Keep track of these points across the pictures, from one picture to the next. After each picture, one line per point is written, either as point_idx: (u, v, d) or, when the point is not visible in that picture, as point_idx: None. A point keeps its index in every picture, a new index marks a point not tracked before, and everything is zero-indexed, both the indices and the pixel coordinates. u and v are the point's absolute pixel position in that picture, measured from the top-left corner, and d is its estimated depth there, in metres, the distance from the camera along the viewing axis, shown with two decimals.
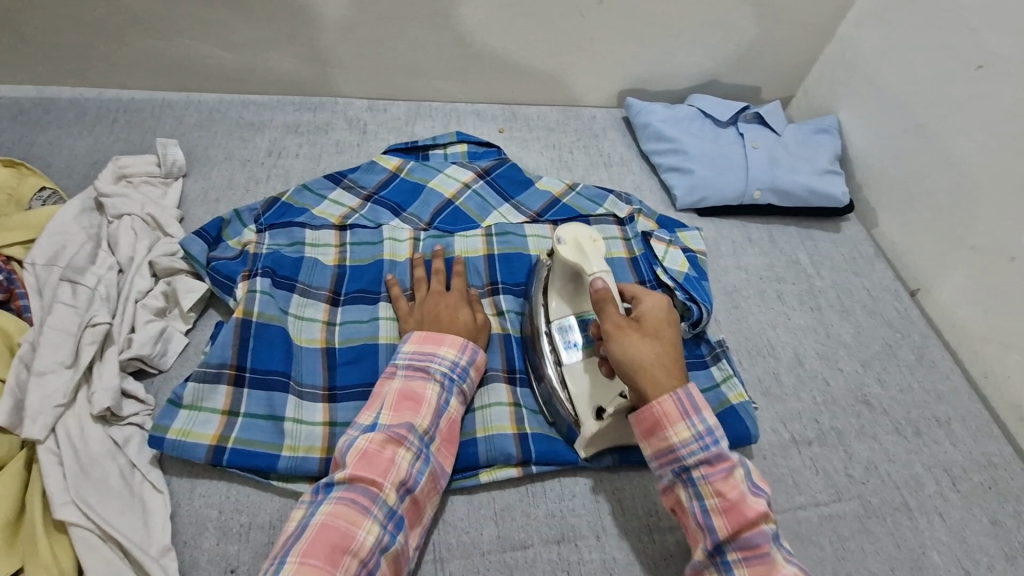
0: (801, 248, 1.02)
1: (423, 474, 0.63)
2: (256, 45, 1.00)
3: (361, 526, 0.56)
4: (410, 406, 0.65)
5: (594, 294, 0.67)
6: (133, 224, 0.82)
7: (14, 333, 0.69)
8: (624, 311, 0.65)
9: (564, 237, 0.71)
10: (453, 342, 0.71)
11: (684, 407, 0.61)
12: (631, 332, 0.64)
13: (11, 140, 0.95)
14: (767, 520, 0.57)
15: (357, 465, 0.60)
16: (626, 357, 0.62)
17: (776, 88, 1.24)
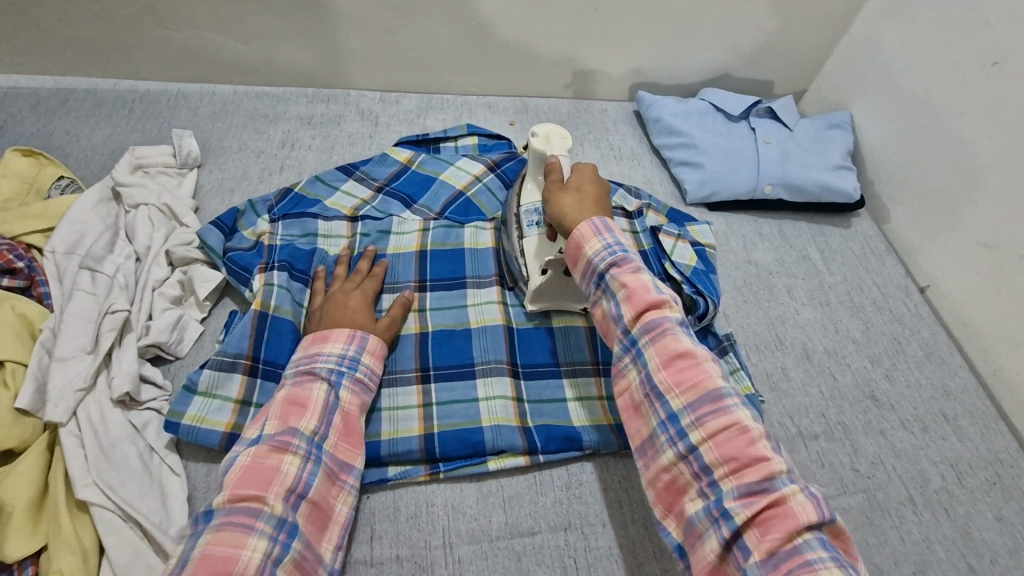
0: (811, 243, 1.02)
1: (315, 476, 0.60)
2: (269, 37, 1.01)
3: (244, 545, 0.53)
4: (295, 410, 0.63)
5: (576, 247, 0.66)
6: (149, 214, 0.83)
7: (36, 319, 0.70)
8: (594, 245, 0.65)
9: (540, 130, 0.80)
10: (337, 335, 0.70)
11: (705, 411, 0.55)
12: (601, 264, 0.64)
13: (30, 130, 0.97)
14: (761, 439, 0.53)
15: (235, 484, 0.57)
16: (557, 210, 0.70)
17: (788, 83, 1.23)
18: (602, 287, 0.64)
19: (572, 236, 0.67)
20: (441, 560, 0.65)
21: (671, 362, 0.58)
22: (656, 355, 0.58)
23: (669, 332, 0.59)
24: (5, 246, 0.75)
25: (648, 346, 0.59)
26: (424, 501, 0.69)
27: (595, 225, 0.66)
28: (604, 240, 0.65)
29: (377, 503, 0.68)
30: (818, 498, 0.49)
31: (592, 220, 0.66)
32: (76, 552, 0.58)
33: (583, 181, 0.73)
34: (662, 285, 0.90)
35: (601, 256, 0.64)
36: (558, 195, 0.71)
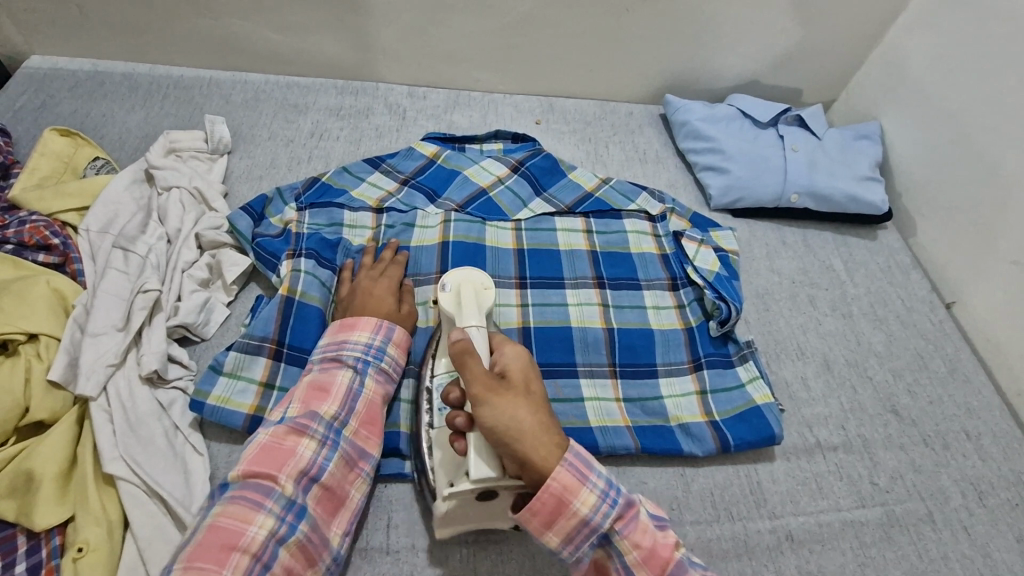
0: (836, 253, 1.01)
1: (330, 461, 0.62)
2: (302, 27, 1.02)
3: (252, 522, 0.55)
4: (316, 395, 0.65)
5: (560, 499, 0.56)
6: (181, 197, 0.85)
7: (69, 295, 0.71)
8: (482, 406, 0.59)
9: (449, 284, 0.72)
10: (366, 325, 0.71)
11: (659, 563, 0.57)
12: (495, 425, 0.59)
13: (67, 111, 0.99)
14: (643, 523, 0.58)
15: (253, 461, 0.59)
16: (501, 421, 0.57)
17: (818, 92, 1.22)
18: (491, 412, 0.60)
19: (508, 455, 0.57)
20: (456, 550, 0.66)
21: (630, 543, 0.57)
22: (550, 468, 0.58)
23: (633, 511, 0.58)
24: (42, 223, 0.76)
25: (604, 510, 0.57)
26: None
27: (576, 466, 0.57)
28: (595, 480, 0.57)
29: (396, 491, 0.69)
30: (687, 560, 0.57)
31: (567, 459, 0.57)
32: (101, 523, 0.60)
33: (519, 374, 0.62)
34: (684, 290, 0.91)
35: (599, 482, 0.57)
36: (496, 399, 0.58)
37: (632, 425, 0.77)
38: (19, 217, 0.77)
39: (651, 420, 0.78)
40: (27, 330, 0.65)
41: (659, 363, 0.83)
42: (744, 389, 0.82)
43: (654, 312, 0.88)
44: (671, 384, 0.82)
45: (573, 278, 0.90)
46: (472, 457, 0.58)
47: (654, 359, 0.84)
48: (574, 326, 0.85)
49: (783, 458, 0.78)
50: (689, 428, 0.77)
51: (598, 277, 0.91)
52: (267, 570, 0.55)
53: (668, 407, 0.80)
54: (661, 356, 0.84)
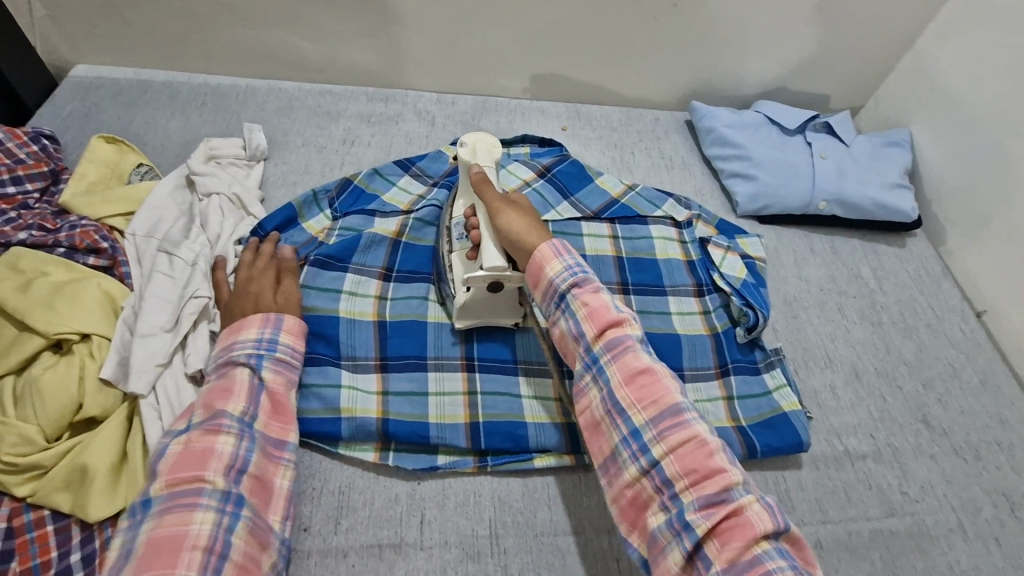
0: (864, 261, 1.01)
1: (252, 452, 0.61)
2: (336, 36, 1.05)
3: (192, 521, 0.55)
4: (219, 395, 0.63)
5: (539, 266, 0.66)
6: (221, 204, 0.88)
7: (118, 297, 0.74)
8: (555, 266, 0.65)
9: (467, 140, 0.76)
10: (251, 321, 0.70)
11: (661, 417, 0.58)
12: (562, 285, 0.65)
13: (111, 118, 1.03)
14: (718, 451, 0.57)
15: (174, 471, 0.58)
16: (511, 227, 0.68)
17: (845, 98, 1.21)
18: (562, 308, 0.65)
19: (533, 257, 0.67)
20: (487, 549, 0.67)
21: (634, 378, 0.60)
22: (618, 373, 0.61)
23: (631, 349, 0.61)
24: (92, 227, 0.80)
25: (595, 337, 0.63)
26: (472, 492, 0.71)
27: (555, 245, 0.67)
28: (565, 259, 0.66)
29: (428, 490, 0.71)
30: (773, 507, 0.54)
31: (551, 241, 0.67)
32: None
33: (519, 197, 0.73)
34: (710, 296, 0.91)
35: (569, 260, 0.66)
36: (507, 211, 0.69)
37: None
38: (69, 221, 0.81)
39: None
40: (81, 330, 0.69)
41: (686, 366, 0.84)
42: (771, 397, 0.82)
43: (679, 317, 0.89)
44: (697, 390, 0.82)
45: (599, 283, 0.91)
46: (486, 249, 0.70)
47: (680, 363, 0.84)
48: None
49: (812, 465, 0.78)
50: (718, 433, 0.77)
51: (624, 283, 0.92)
52: (225, 559, 0.55)
53: (694, 412, 0.80)
54: (687, 361, 0.84)
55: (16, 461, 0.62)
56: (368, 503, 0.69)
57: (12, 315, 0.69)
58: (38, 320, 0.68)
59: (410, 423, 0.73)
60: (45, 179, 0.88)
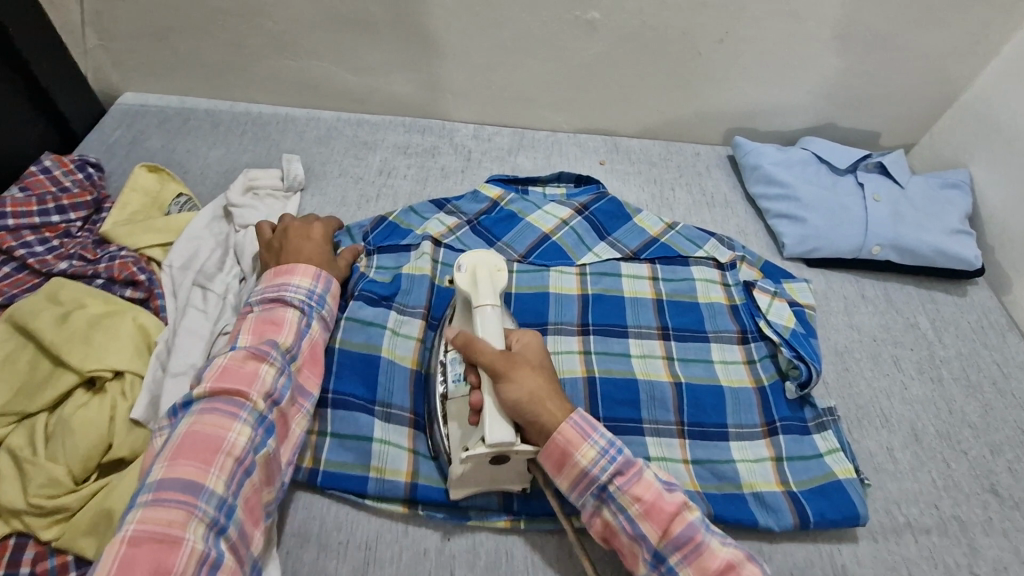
0: (921, 310, 0.95)
1: (288, 388, 0.65)
2: (377, 68, 1.05)
3: (229, 429, 0.58)
4: (270, 330, 0.68)
5: (551, 445, 0.62)
6: (258, 235, 0.87)
7: (153, 332, 0.73)
8: (573, 440, 0.61)
9: (465, 264, 0.69)
10: (304, 271, 0.74)
11: (701, 566, 0.58)
12: (589, 465, 0.61)
13: (155, 146, 1.04)
14: (751, 565, 0.58)
15: (219, 379, 0.61)
16: (521, 395, 0.61)
17: (898, 136, 1.16)
18: (591, 484, 0.62)
19: (552, 438, 0.62)
20: None
21: (655, 514, 0.60)
22: (640, 514, 0.60)
23: (642, 477, 0.61)
24: (130, 259, 0.80)
25: (623, 494, 0.61)
26: (504, 551, 0.67)
27: (580, 424, 0.62)
28: (596, 438, 0.62)
29: (457, 546, 0.67)
30: None
31: (573, 417, 0.62)
32: None
33: (533, 359, 0.65)
34: (755, 345, 0.87)
35: (600, 439, 0.62)
36: (517, 373, 0.61)
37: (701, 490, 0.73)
38: (109, 251, 0.81)
39: (722, 486, 0.74)
40: (115, 367, 0.68)
41: (730, 423, 0.79)
42: (823, 460, 0.76)
43: (722, 366, 0.84)
44: (742, 448, 0.77)
45: (638, 327, 0.87)
46: (487, 420, 0.60)
47: (724, 420, 0.79)
48: (639, 378, 0.82)
49: (869, 538, 0.72)
50: (764, 497, 0.73)
51: (664, 327, 0.88)
52: (248, 475, 0.58)
53: (740, 473, 0.75)
54: (732, 418, 0.79)
55: (43, 502, 0.60)
56: (396, 558, 0.66)
57: (48, 348, 0.69)
58: (72, 356, 0.67)
59: (440, 483, 0.69)
60: (88, 208, 0.89)
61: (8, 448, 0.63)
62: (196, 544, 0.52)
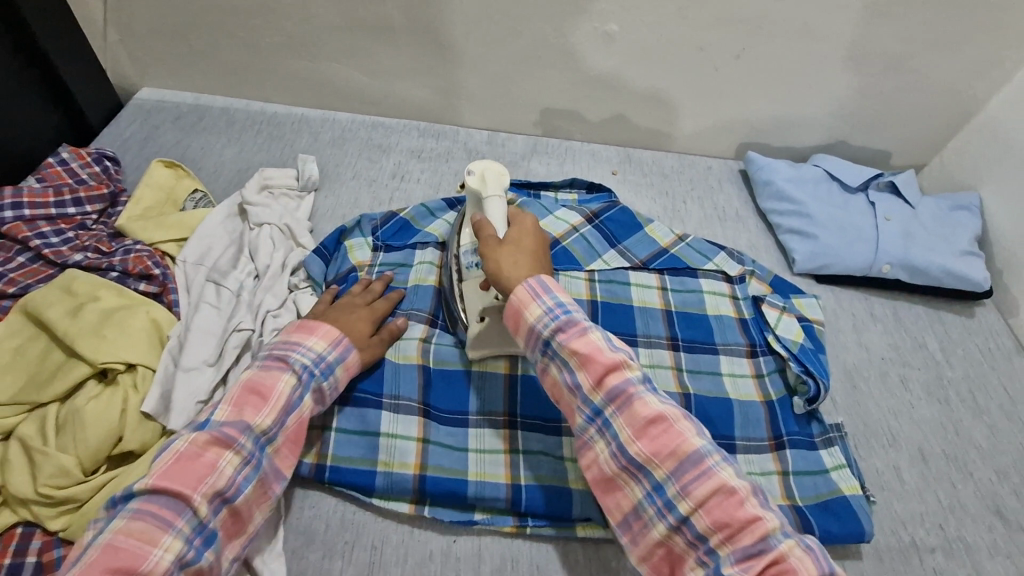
0: (929, 330, 0.96)
1: (247, 482, 0.58)
2: (394, 72, 1.06)
3: (155, 545, 0.52)
4: (252, 400, 0.61)
5: (517, 311, 0.64)
6: (272, 234, 0.87)
7: (165, 326, 0.74)
8: (534, 311, 0.62)
9: (475, 169, 0.76)
10: (324, 334, 0.68)
11: (696, 487, 0.55)
12: (546, 331, 0.62)
13: (171, 141, 1.05)
14: (750, 498, 0.54)
15: (167, 474, 0.55)
16: (495, 265, 0.67)
17: (908, 157, 1.17)
18: (549, 354, 0.62)
19: (511, 298, 0.64)
20: None
21: (646, 430, 0.57)
22: (626, 427, 0.57)
23: (637, 398, 0.58)
24: (145, 253, 0.81)
25: (616, 417, 0.58)
26: (510, 557, 0.67)
27: (532, 286, 0.63)
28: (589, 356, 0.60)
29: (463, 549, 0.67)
30: (814, 549, 0.52)
31: (528, 280, 0.64)
32: None
33: (523, 232, 0.71)
34: (764, 359, 0.87)
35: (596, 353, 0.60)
36: (500, 253, 0.68)
37: None
38: (124, 245, 0.82)
39: None
40: (127, 360, 0.68)
41: (737, 436, 0.79)
42: (829, 476, 0.77)
43: (731, 380, 0.85)
44: (749, 462, 0.77)
45: (647, 336, 0.87)
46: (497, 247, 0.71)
47: (732, 432, 0.79)
48: None
49: (874, 557, 0.72)
50: None
51: (673, 338, 0.88)
52: None
53: None
54: (739, 431, 0.80)
55: (53, 492, 0.60)
56: (402, 560, 0.66)
57: (61, 339, 0.69)
58: (85, 348, 0.67)
59: (447, 480, 0.69)
60: (103, 201, 0.90)
61: (19, 437, 0.63)
62: (227, 472, 0.57)
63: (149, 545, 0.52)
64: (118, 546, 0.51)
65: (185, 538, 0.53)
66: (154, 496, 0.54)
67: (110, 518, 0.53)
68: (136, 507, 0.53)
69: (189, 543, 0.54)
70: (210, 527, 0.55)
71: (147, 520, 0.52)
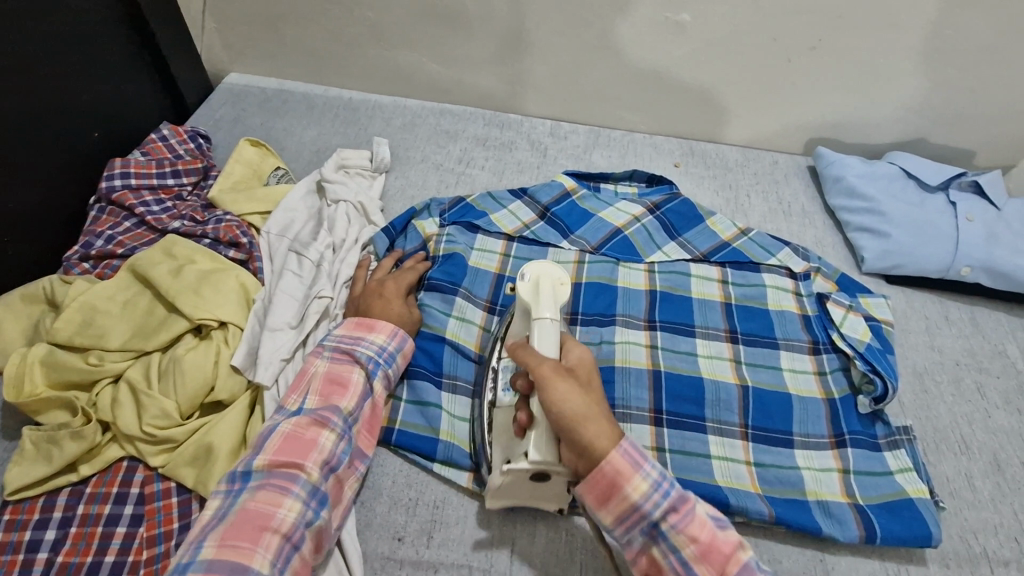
0: (1010, 338, 0.92)
1: (346, 453, 0.64)
2: (464, 60, 1.09)
3: (280, 506, 0.57)
4: (335, 389, 0.67)
5: (613, 483, 0.57)
6: (348, 210, 0.92)
7: (252, 289, 0.80)
8: (639, 487, 0.57)
9: (529, 272, 0.70)
10: (383, 328, 0.73)
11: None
12: (653, 513, 0.57)
13: (256, 123, 1.12)
14: (739, 545, 0.58)
15: (279, 450, 0.61)
16: (566, 409, 0.58)
17: (995, 156, 1.11)
18: (654, 536, 0.58)
19: (601, 468, 0.58)
20: None
21: (682, 514, 0.57)
22: (676, 523, 0.57)
23: (694, 516, 0.57)
24: (235, 223, 0.87)
25: (677, 534, 0.57)
26: (565, 529, 0.69)
27: (631, 454, 0.58)
28: (648, 470, 0.58)
29: (519, 517, 0.70)
30: None
31: (622, 445, 0.58)
32: None
33: (583, 373, 0.63)
34: (827, 356, 0.85)
35: (652, 471, 0.58)
36: (562, 385, 0.59)
37: (763, 493, 0.73)
38: (216, 215, 0.89)
39: (785, 490, 0.74)
40: (220, 318, 0.75)
41: (796, 432, 0.78)
42: (893, 478, 0.75)
43: (791, 375, 0.83)
44: (809, 458, 0.77)
45: (705, 328, 0.87)
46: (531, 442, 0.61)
47: (791, 428, 0.79)
48: (705, 378, 0.82)
49: (940, 563, 0.71)
50: (831, 509, 0.72)
51: (732, 330, 0.87)
52: (297, 550, 0.57)
53: (805, 481, 0.74)
54: (798, 427, 0.79)
55: (155, 432, 0.67)
56: (461, 521, 0.69)
57: (164, 296, 0.76)
58: (185, 303, 0.74)
59: None
60: (198, 174, 0.98)
61: (127, 379, 0.70)
62: (329, 446, 0.62)
63: (274, 507, 0.57)
64: (251, 509, 0.57)
65: (304, 499, 0.59)
66: (272, 471, 0.60)
67: (232, 492, 0.59)
68: (256, 482, 0.59)
69: (307, 504, 0.59)
70: (322, 491, 0.61)
71: (269, 488, 0.58)
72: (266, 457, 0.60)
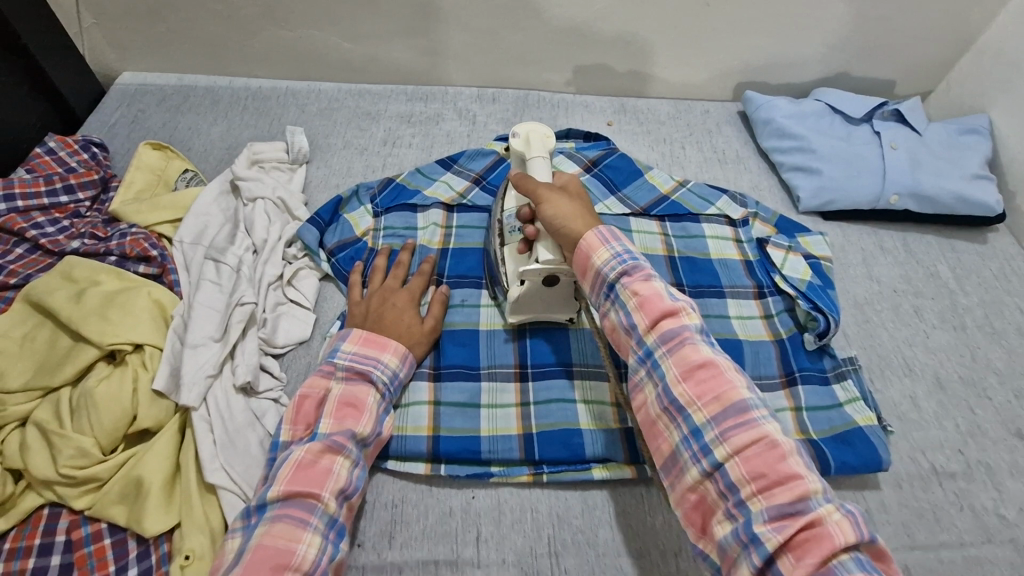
0: (942, 258, 0.95)
1: (360, 479, 0.61)
2: (374, 35, 1.02)
3: (300, 540, 0.53)
4: (350, 412, 0.63)
5: (583, 256, 0.60)
6: (266, 208, 0.86)
7: (168, 306, 0.74)
8: (601, 254, 0.59)
9: (520, 131, 0.74)
10: (395, 350, 0.69)
11: (684, 358, 0.53)
12: (612, 274, 0.58)
13: (157, 125, 1.03)
14: (792, 455, 0.48)
15: (291, 480, 0.56)
16: (552, 214, 0.63)
17: (913, 83, 1.13)
18: (613, 299, 0.58)
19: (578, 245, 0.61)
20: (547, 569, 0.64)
21: (692, 372, 0.52)
22: (673, 366, 0.53)
23: (690, 342, 0.53)
24: (142, 236, 0.80)
25: (626, 291, 0.57)
26: (528, 507, 0.68)
27: (602, 233, 0.60)
28: (613, 245, 0.59)
29: (482, 503, 0.68)
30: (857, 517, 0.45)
31: (596, 227, 0.61)
32: (206, 532, 0.61)
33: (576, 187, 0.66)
34: (773, 299, 0.86)
35: (618, 247, 0.59)
36: (553, 197, 0.64)
37: None
38: (120, 229, 0.82)
39: None
40: (134, 340, 0.68)
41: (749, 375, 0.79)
42: (843, 410, 0.77)
43: (740, 322, 0.84)
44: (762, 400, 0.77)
45: None
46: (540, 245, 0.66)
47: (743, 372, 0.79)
48: None
49: (894, 485, 0.73)
50: None
51: (679, 284, 0.86)
52: None
53: None
54: (751, 369, 0.79)
55: (74, 473, 0.62)
56: (422, 517, 0.67)
57: (67, 325, 0.69)
58: (91, 330, 0.67)
59: (462, 439, 0.70)
60: (95, 187, 0.89)
61: (35, 422, 0.64)
62: (344, 474, 0.59)
63: (294, 542, 0.53)
64: (268, 545, 0.52)
65: (322, 533, 0.55)
66: (288, 500, 0.55)
67: (251, 529, 0.55)
68: (273, 513, 0.55)
69: (325, 537, 0.55)
70: (338, 521, 0.57)
71: (288, 521, 0.54)
72: (278, 488, 0.56)
